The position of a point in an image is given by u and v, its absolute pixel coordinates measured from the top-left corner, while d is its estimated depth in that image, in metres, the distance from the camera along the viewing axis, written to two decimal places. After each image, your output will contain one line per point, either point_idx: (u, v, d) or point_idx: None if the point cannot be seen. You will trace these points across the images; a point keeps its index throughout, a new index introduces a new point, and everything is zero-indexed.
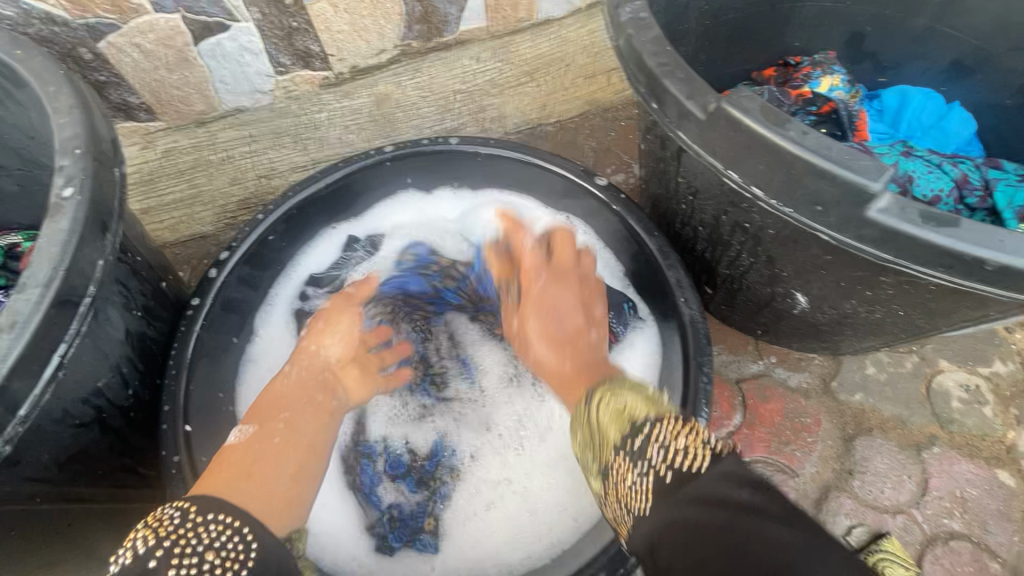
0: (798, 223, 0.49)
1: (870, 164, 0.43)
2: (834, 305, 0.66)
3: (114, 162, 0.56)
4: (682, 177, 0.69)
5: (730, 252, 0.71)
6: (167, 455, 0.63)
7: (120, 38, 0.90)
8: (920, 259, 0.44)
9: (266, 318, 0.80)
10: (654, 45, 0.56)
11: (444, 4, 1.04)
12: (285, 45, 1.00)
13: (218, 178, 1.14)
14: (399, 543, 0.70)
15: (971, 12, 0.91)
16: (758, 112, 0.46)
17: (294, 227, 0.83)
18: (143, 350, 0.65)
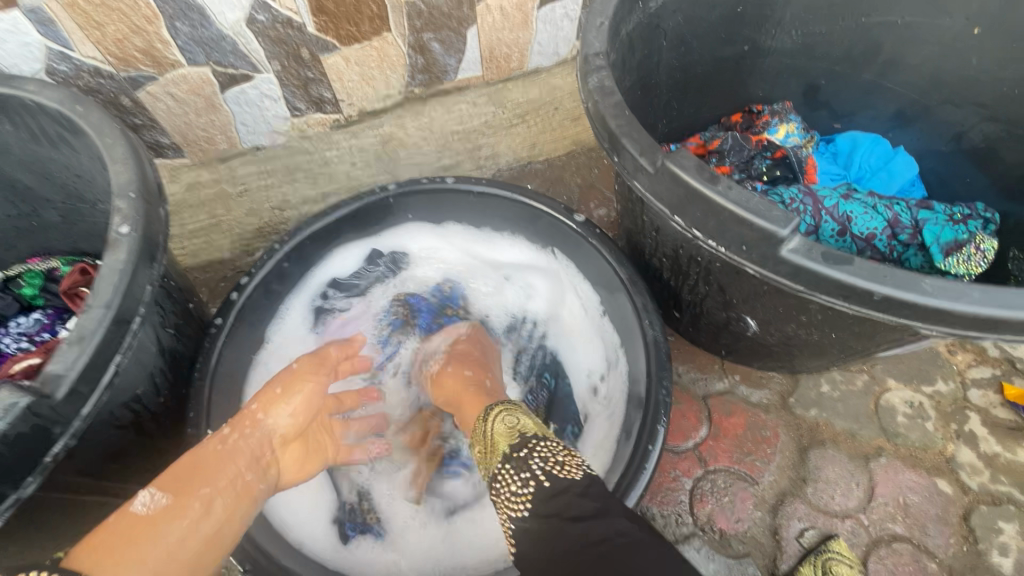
0: (731, 260, 0.58)
1: (780, 213, 0.53)
2: (778, 328, 0.76)
3: (160, 203, 0.67)
4: (646, 215, 0.79)
5: (689, 281, 0.80)
6: None
7: (156, 88, 1.02)
8: (825, 290, 0.54)
9: (290, 311, 0.95)
10: (615, 109, 0.67)
11: (444, 56, 1.18)
12: (302, 93, 1.13)
13: (236, 209, 1.25)
14: (355, 532, 0.83)
15: (907, 70, 1.04)
16: (692, 170, 0.57)
17: (305, 255, 0.94)
18: (172, 363, 0.74)
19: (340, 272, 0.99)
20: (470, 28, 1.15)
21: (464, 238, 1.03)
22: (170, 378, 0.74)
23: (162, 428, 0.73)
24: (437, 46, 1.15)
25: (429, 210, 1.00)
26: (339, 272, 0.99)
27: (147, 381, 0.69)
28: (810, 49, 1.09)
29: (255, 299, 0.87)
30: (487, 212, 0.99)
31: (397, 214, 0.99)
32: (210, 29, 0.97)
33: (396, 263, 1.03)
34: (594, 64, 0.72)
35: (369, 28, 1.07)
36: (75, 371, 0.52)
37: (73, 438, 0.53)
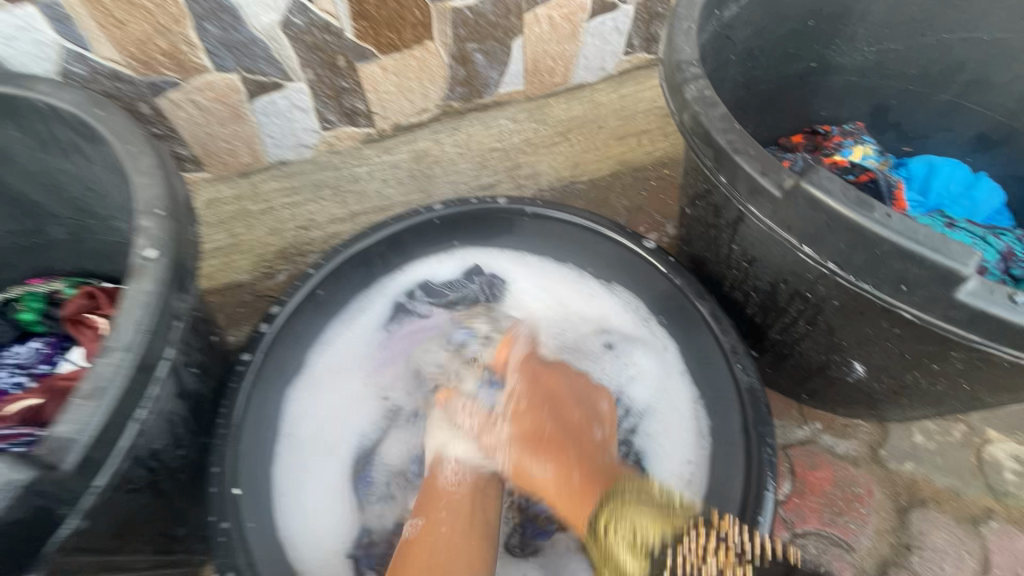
0: (881, 301, 0.49)
1: (959, 248, 0.44)
2: (894, 375, 0.66)
3: (191, 221, 0.57)
4: (737, 244, 0.70)
5: (785, 319, 0.71)
6: (215, 521, 0.60)
7: (179, 95, 0.93)
8: (1009, 341, 0.44)
9: (371, 305, 0.88)
10: (722, 122, 0.58)
11: (487, 69, 1.11)
12: (334, 105, 1.05)
13: (257, 228, 1.11)
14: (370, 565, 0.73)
15: (990, 90, 0.97)
16: (838, 193, 0.48)
17: (342, 279, 0.83)
18: (196, 408, 0.63)
19: (434, 279, 0.91)
20: (516, 39, 1.08)
21: (566, 287, 0.91)
22: (193, 427, 0.63)
23: (181, 486, 0.62)
24: (480, 57, 1.08)
25: (485, 233, 0.90)
26: (432, 276, 0.91)
27: (167, 434, 0.58)
28: (883, 67, 1.02)
29: (287, 330, 0.77)
30: (549, 239, 0.90)
31: (444, 235, 0.89)
32: (242, 33, 0.88)
33: (492, 287, 0.91)
34: (689, 71, 0.63)
35: (411, 36, 0.99)
36: (86, 434, 0.42)
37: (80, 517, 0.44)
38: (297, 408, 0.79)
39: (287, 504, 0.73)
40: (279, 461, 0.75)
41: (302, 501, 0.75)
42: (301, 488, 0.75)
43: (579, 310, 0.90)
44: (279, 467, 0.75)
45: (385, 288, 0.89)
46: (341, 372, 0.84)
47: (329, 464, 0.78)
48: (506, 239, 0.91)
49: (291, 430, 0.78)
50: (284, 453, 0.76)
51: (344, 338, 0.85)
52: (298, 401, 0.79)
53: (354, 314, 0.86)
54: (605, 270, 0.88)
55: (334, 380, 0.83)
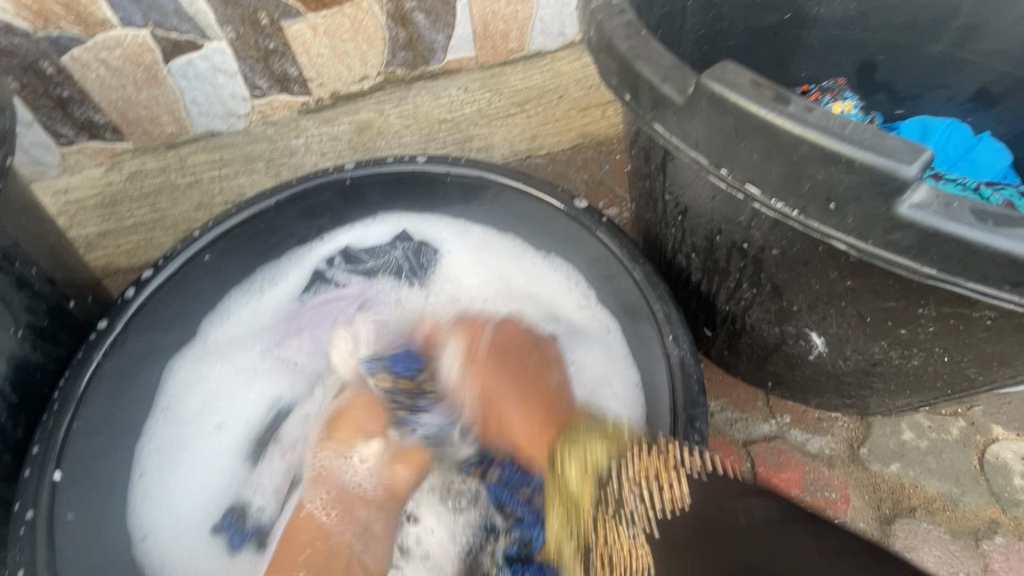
0: (808, 230, 0.38)
1: (899, 146, 0.32)
2: (860, 348, 0.53)
3: None
4: (670, 193, 0.59)
5: (730, 283, 0.59)
6: (19, 509, 0.50)
7: (85, 53, 0.86)
8: (971, 273, 0.33)
9: (284, 270, 0.79)
10: (627, 30, 0.48)
11: (430, 31, 1.01)
12: (262, 68, 0.97)
13: (184, 202, 1.07)
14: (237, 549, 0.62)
15: (994, 36, 0.83)
16: (746, 88, 0.37)
17: (240, 245, 0.73)
18: (20, 377, 0.55)
19: (357, 245, 0.81)
20: None
21: (505, 258, 0.80)
22: (14, 400, 0.54)
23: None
24: (421, 17, 0.99)
25: (414, 197, 0.80)
26: (356, 241, 0.81)
27: None
28: (866, 17, 0.88)
29: (163, 299, 0.67)
30: (480, 203, 0.79)
31: (359, 199, 0.79)
32: None
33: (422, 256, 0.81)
34: None
35: None
36: None
37: None
38: (182, 381, 0.69)
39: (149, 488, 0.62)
40: (150, 440, 0.64)
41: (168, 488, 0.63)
42: (172, 470, 0.64)
43: (521, 288, 0.79)
44: (148, 446, 0.64)
45: (302, 254, 0.80)
46: (241, 345, 0.73)
47: (213, 446, 0.67)
48: (434, 205, 0.81)
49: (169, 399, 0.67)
50: (158, 431, 0.65)
51: (250, 306, 0.76)
52: (185, 372, 0.69)
53: (262, 283, 0.77)
54: (541, 237, 0.77)
55: (232, 349, 0.73)
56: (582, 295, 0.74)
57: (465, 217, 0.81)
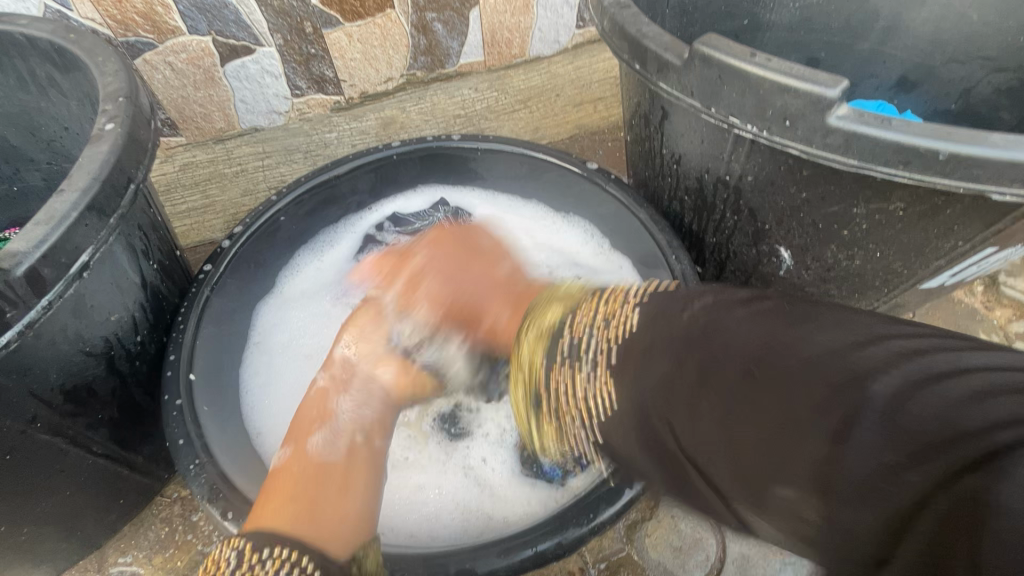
0: (773, 143, 0.54)
1: (827, 76, 0.49)
2: (817, 256, 0.70)
3: (151, 116, 0.61)
4: (667, 148, 0.75)
5: (716, 216, 0.75)
6: (169, 399, 0.62)
7: (155, 56, 0.98)
8: (880, 158, 0.49)
9: (344, 235, 0.92)
10: (633, 18, 0.64)
11: (447, 38, 1.16)
12: (303, 70, 1.10)
13: (231, 190, 1.20)
14: None
15: (908, 35, 1.04)
16: (726, 48, 0.53)
17: (306, 210, 0.87)
18: (155, 301, 0.66)
19: (403, 211, 0.95)
20: (473, 10, 1.13)
21: (534, 219, 0.95)
22: (151, 319, 0.66)
23: (138, 374, 0.65)
24: (439, 26, 1.13)
25: (451, 170, 0.95)
26: (400, 208, 0.95)
27: (125, 312, 0.61)
28: (810, 21, 1.07)
29: (250, 251, 0.80)
30: (508, 174, 0.94)
31: (402, 173, 0.93)
32: None
33: (458, 217, 0.94)
34: None
35: (372, 3, 1.04)
36: (41, 248, 0.47)
37: (16, 340, 0.48)
38: (270, 322, 0.82)
39: (254, 402, 0.75)
40: (250, 366, 0.78)
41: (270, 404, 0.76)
42: (273, 388, 0.77)
43: (548, 243, 0.93)
44: (250, 372, 0.77)
45: (355, 220, 0.93)
46: (315, 296, 0.87)
47: (302, 373, 0.80)
48: (467, 178, 0.96)
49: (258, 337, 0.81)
50: (256, 360, 0.79)
51: (316, 264, 0.90)
52: (271, 316, 0.83)
53: (323, 246, 0.90)
54: (558, 198, 0.93)
55: (308, 300, 0.86)
56: (600, 244, 0.90)
57: (495, 188, 0.96)
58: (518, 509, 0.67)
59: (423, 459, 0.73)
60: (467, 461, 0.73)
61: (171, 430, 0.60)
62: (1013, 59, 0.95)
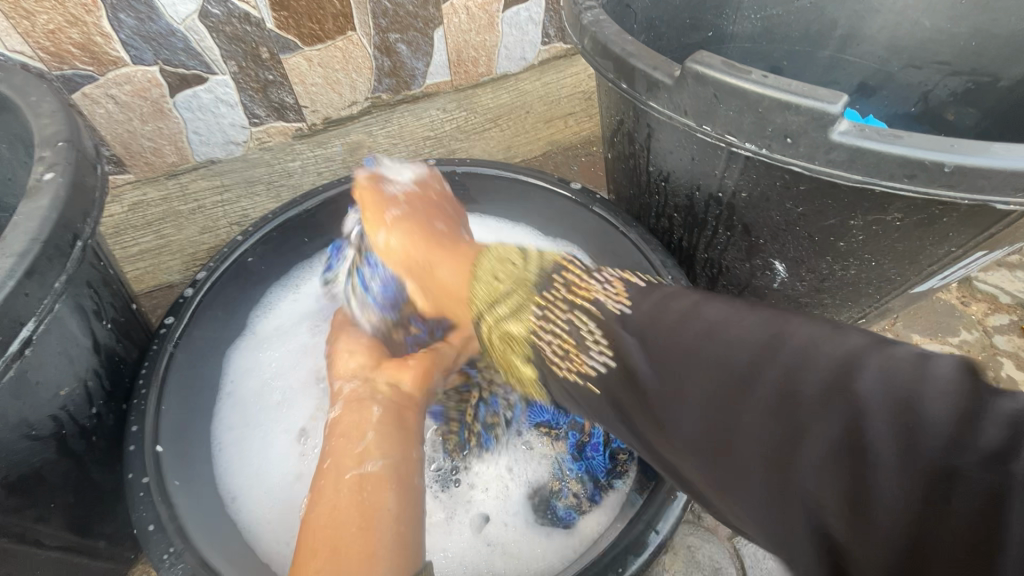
0: (773, 161, 0.53)
1: (827, 92, 0.48)
2: (811, 268, 0.70)
3: (97, 161, 0.55)
4: (654, 165, 0.73)
5: (707, 233, 0.74)
6: (134, 476, 0.55)
7: (95, 89, 0.90)
8: (885, 172, 0.48)
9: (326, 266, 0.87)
10: (617, 36, 0.62)
11: (411, 60, 1.11)
12: (261, 98, 1.03)
13: (188, 227, 1.11)
14: None
15: (865, 42, 1.06)
16: (720, 65, 0.52)
17: (273, 250, 0.81)
18: (111, 366, 0.59)
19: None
20: (437, 29, 1.09)
21: (522, 243, 0.92)
22: (107, 386, 0.59)
23: (94, 450, 0.58)
24: (404, 47, 1.09)
25: None
26: None
27: (77, 384, 0.54)
28: (772, 31, 1.08)
29: (216, 298, 0.73)
30: (492, 197, 0.91)
31: None
32: (158, 23, 0.88)
33: None
34: (585, 4, 0.68)
35: (333, 26, 0.99)
36: None
37: None
38: (242, 368, 0.76)
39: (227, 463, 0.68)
40: (224, 418, 0.71)
41: (242, 463, 0.69)
42: (250, 441, 0.71)
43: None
44: (221, 427, 0.70)
45: (334, 252, 0.88)
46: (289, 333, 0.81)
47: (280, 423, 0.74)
48: None
49: (230, 387, 0.74)
50: (228, 413, 0.72)
51: (293, 297, 0.84)
52: (244, 359, 0.77)
53: (301, 281, 0.85)
54: (542, 219, 0.90)
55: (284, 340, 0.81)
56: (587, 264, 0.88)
57: (482, 209, 0.93)
58: (535, 563, 0.65)
59: (425, 518, 0.69)
60: (470, 518, 0.69)
61: (140, 514, 0.53)
62: (965, 62, 0.98)
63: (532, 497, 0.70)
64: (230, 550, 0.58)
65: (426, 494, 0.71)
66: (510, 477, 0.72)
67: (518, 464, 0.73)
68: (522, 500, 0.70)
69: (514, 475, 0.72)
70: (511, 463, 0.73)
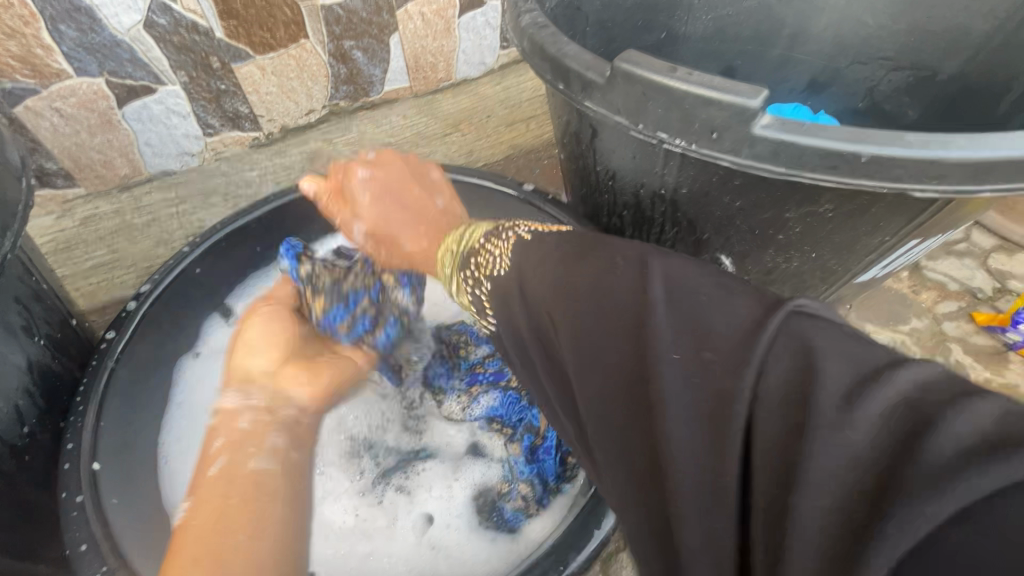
0: (702, 156, 0.54)
1: (747, 87, 0.49)
2: (756, 261, 0.71)
3: (21, 175, 0.54)
4: (600, 164, 0.74)
5: (655, 230, 0.75)
6: (68, 495, 0.54)
7: (38, 102, 0.88)
8: (808, 164, 0.49)
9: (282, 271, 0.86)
10: (552, 38, 0.63)
11: (368, 66, 1.11)
12: (213, 107, 1.02)
13: (143, 240, 1.10)
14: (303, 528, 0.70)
15: (813, 40, 1.08)
16: (646, 64, 0.52)
17: (223, 260, 0.79)
18: (45, 383, 0.58)
19: (349, 244, 0.91)
20: (393, 35, 1.09)
21: None
22: (41, 404, 0.58)
23: (29, 470, 0.56)
24: (359, 54, 1.08)
25: None
26: (345, 242, 0.90)
27: (4, 403, 0.53)
28: (723, 32, 1.08)
29: (163, 311, 0.72)
30: None
31: None
32: (102, 34, 0.86)
33: None
34: (525, 6, 0.68)
35: (285, 34, 0.99)
36: None
37: None
38: (192, 375, 0.75)
39: (175, 477, 0.68)
40: (172, 426, 0.71)
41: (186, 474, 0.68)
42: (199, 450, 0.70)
43: None
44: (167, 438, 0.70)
45: None
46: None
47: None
48: None
49: (182, 396, 0.73)
50: (179, 422, 0.71)
51: (252, 303, 0.84)
52: (197, 366, 0.76)
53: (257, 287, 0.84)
54: None
55: None
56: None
57: None
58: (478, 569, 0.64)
59: (370, 521, 0.71)
60: (413, 519, 0.70)
61: (73, 534, 0.53)
62: (907, 57, 1.01)
63: (481, 499, 0.71)
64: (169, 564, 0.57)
65: (369, 499, 0.72)
66: (462, 482, 0.73)
67: (467, 467, 0.74)
68: (472, 501, 0.71)
69: (463, 478, 0.73)
70: (460, 466, 0.74)
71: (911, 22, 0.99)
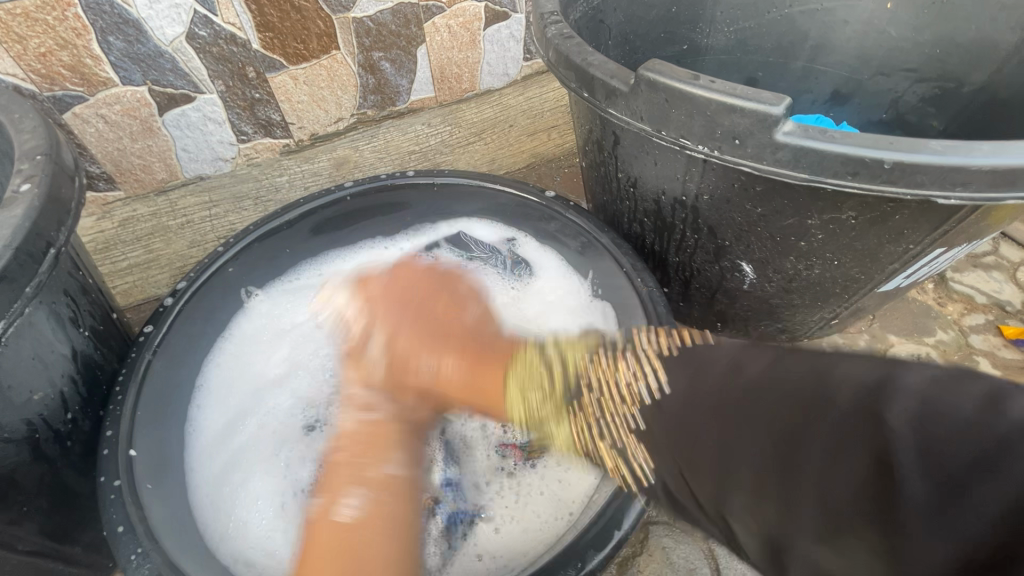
0: (724, 163, 0.55)
1: (770, 95, 0.50)
2: (777, 268, 0.71)
3: (76, 174, 0.57)
4: (622, 171, 0.75)
5: (676, 236, 0.75)
6: (105, 480, 0.57)
7: (86, 109, 0.92)
8: (829, 171, 0.50)
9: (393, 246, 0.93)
10: (577, 48, 0.64)
11: (396, 77, 1.14)
12: (248, 115, 1.06)
13: (176, 242, 1.14)
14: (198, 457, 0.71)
15: (836, 52, 1.08)
16: (670, 72, 0.54)
17: (254, 258, 0.82)
18: (87, 372, 0.61)
19: (467, 233, 0.93)
20: (420, 47, 1.12)
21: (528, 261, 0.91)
22: (83, 393, 0.60)
23: (69, 456, 0.59)
24: (387, 65, 1.12)
25: (415, 208, 0.91)
26: (466, 229, 0.93)
27: (52, 390, 0.56)
28: (745, 43, 1.09)
29: (196, 307, 0.75)
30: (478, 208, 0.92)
31: (363, 215, 0.89)
32: (147, 45, 0.91)
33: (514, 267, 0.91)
34: (550, 18, 0.70)
35: (317, 46, 1.02)
36: None
37: None
38: (259, 310, 0.85)
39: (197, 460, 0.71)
40: (217, 357, 0.79)
41: (205, 424, 0.74)
42: (224, 388, 0.78)
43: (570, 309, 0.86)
44: (202, 387, 0.76)
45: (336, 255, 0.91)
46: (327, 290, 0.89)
47: (259, 375, 0.81)
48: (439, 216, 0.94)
49: (241, 325, 0.83)
50: (220, 358, 0.79)
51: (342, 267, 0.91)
52: (263, 310, 0.85)
53: (354, 251, 0.92)
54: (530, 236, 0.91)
55: (297, 297, 0.87)
56: (585, 299, 0.84)
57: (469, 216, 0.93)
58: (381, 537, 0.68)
59: (288, 449, 0.76)
60: (299, 468, 0.74)
61: (110, 516, 0.56)
62: (933, 69, 1.01)
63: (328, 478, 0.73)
64: (192, 546, 0.61)
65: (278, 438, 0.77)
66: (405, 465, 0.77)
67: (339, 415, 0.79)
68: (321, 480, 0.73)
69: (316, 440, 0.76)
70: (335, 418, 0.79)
71: (936, 34, 0.98)
